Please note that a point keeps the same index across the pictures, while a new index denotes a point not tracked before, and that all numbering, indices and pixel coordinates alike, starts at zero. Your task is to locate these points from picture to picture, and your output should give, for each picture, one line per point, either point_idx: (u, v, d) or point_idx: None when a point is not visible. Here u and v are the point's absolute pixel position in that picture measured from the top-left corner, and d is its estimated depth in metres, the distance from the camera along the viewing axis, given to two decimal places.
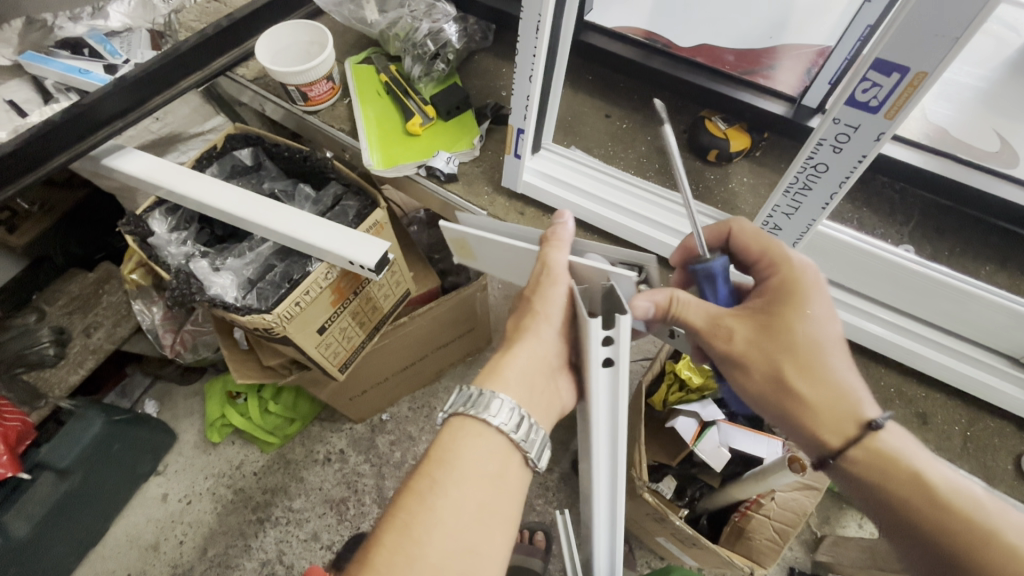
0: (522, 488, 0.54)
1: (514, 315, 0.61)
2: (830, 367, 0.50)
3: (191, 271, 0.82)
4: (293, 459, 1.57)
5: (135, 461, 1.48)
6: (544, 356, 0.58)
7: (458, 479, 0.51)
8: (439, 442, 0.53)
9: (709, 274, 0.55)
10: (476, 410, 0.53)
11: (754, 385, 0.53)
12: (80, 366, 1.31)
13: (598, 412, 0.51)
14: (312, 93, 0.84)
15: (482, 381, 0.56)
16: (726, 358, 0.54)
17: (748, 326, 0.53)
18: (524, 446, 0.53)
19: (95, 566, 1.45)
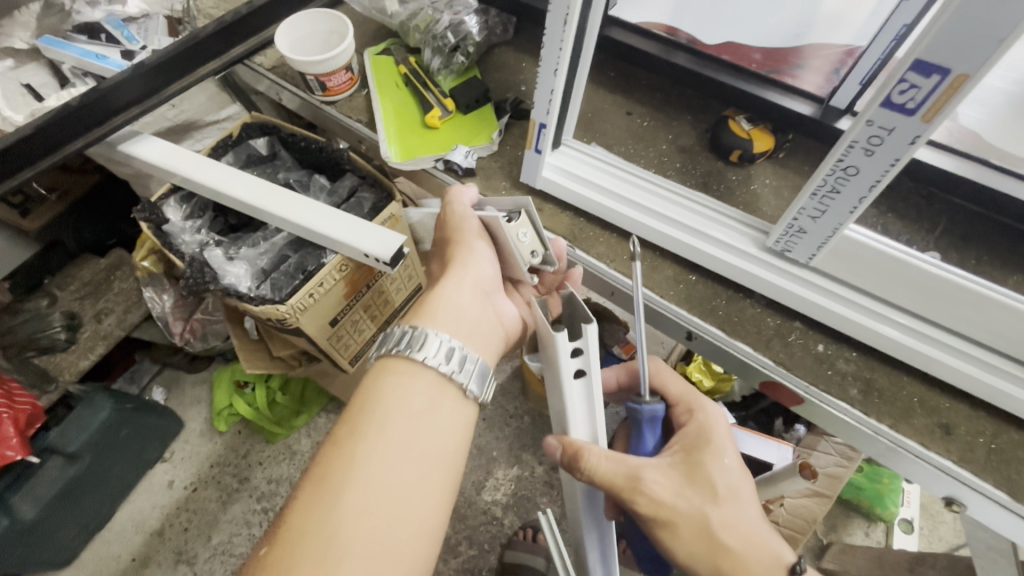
0: (457, 425, 0.53)
1: (438, 259, 0.66)
2: (749, 520, 0.58)
3: (205, 260, 0.82)
4: (298, 451, 1.57)
5: (142, 447, 1.49)
6: (476, 281, 0.61)
7: (383, 417, 0.50)
8: (363, 390, 0.53)
9: (646, 418, 0.65)
10: (403, 346, 0.54)
11: (682, 551, 0.57)
12: (90, 351, 1.32)
13: (575, 414, 0.62)
14: (331, 83, 0.83)
15: (409, 321, 0.57)
16: (652, 524, 0.58)
17: (671, 483, 0.59)
18: (456, 376, 0.54)
19: (101, 551, 1.46)
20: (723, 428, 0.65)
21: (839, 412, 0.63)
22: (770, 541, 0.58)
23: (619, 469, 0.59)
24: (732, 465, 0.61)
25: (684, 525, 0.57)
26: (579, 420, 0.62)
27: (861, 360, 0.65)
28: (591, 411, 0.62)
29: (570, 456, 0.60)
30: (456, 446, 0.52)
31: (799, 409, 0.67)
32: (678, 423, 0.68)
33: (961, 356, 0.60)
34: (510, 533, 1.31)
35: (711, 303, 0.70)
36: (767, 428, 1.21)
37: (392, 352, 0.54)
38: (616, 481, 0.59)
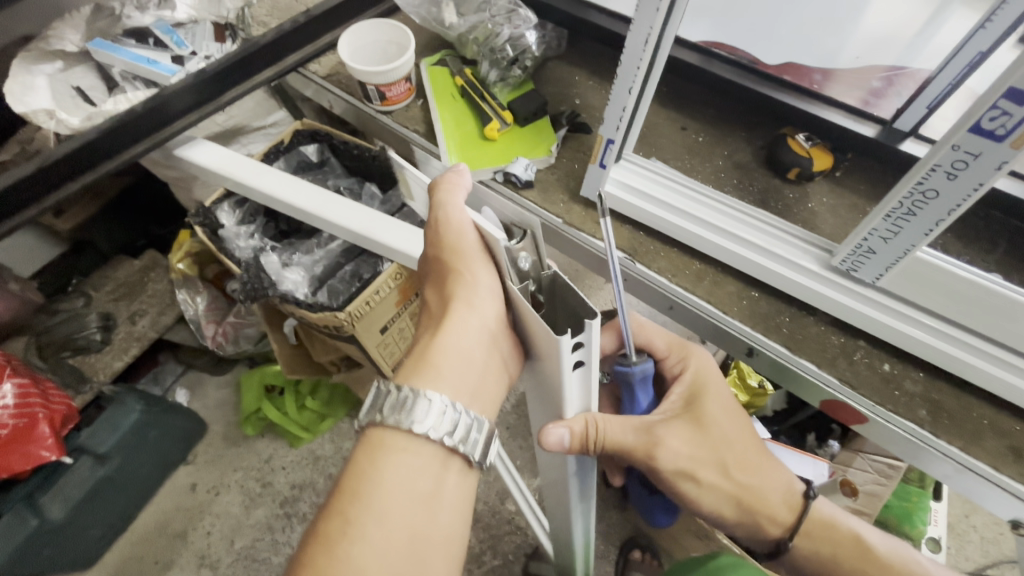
0: (458, 499, 0.49)
1: (435, 285, 0.56)
2: (756, 461, 0.65)
3: (262, 266, 0.83)
4: (322, 456, 1.55)
5: (168, 450, 1.48)
6: (483, 323, 0.53)
7: (380, 509, 0.46)
8: (355, 469, 0.48)
9: (637, 379, 0.61)
10: (396, 416, 0.48)
11: (706, 497, 0.64)
12: (125, 352, 1.32)
13: (572, 398, 0.53)
14: (390, 93, 0.84)
15: (406, 376, 0.50)
16: (675, 478, 0.63)
17: (687, 441, 0.63)
18: (461, 449, 0.49)
19: (124, 553, 1.45)
20: (715, 378, 0.68)
21: (903, 432, 0.63)
22: (772, 471, 0.66)
23: (637, 436, 0.62)
24: (727, 407, 0.66)
25: (699, 465, 0.63)
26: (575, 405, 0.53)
27: (927, 380, 0.65)
28: (585, 394, 0.54)
29: (584, 439, 0.58)
30: (457, 523, 0.49)
31: (860, 427, 0.68)
32: (669, 373, 0.70)
33: None
34: (536, 543, 1.30)
35: (773, 320, 0.70)
36: (800, 443, 1.21)
37: (381, 422, 0.48)
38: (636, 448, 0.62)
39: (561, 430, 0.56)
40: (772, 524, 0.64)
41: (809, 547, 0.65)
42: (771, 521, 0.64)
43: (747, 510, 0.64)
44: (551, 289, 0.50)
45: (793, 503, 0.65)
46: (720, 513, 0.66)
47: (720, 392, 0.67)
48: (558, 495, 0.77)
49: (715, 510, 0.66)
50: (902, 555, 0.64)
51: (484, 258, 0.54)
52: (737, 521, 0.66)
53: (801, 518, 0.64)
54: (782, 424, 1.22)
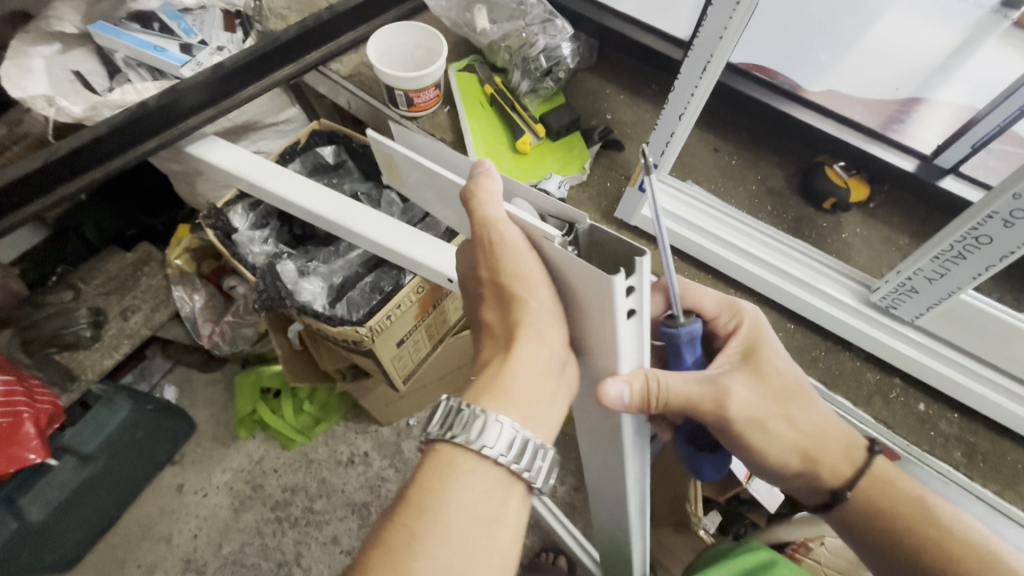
0: (518, 526, 0.47)
1: (494, 306, 0.51)
2: (815, 413, 0.54)
3: (278, 272, 0.80)
4: (315, 459, 1.49)
5: (154, 450, 1.42)
6: (552, 355, 0.49)
7: (444, 530, 0.44)
8: (420, 482, 0.46)
9: (686, 341, 0.51)
10: (462, 432, 0.46)
11: (767, 451, 0.53)
12: (115, 350, 1.28)
13: (627, 355, 0.47)
14: (419, 99, 0.81)
15: (476, 397, 0.47)
16: (735, 434, 0.52)
17: (748, 390, 0.52)
18: (526, 477, 0.47)
19: (106, 554, 1.39)
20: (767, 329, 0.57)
21: (938, 472, 0.64)
22: (844, 432, 0.54)
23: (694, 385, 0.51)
24: (789, 363, 0.56)
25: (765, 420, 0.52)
26: (629, 363, 0.47)
27: (963, 422, 0.65)
28: (639, 350, 0.47)
29: (643, 391, 0.49)
30: (514, 553, 0.47)
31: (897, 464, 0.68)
32: (715, 330, 0.59)
33: None
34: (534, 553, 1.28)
35: (810, 354, 0.70)
36: None
37: (449, 438, 0.46)
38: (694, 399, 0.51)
39: (621, 384, 0.48)
40: (837, 484, 0.52)
41: (869, 513, 0.51)
42: (836, 480, 0.52)
43: (812, 466, 0.53)
44: (593, 249, 0.44)
45: (858, 458, 0.53)
46: (790, 479, 0.55)
47: (778, 349, 0.57)
48: (610, 489, 0.72)
49: (785, 476, 0.55)
50: (973, 528, 0.50)
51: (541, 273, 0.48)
52: (795, 482, 0.55)
53: (864, 474, 0.52)
54: None
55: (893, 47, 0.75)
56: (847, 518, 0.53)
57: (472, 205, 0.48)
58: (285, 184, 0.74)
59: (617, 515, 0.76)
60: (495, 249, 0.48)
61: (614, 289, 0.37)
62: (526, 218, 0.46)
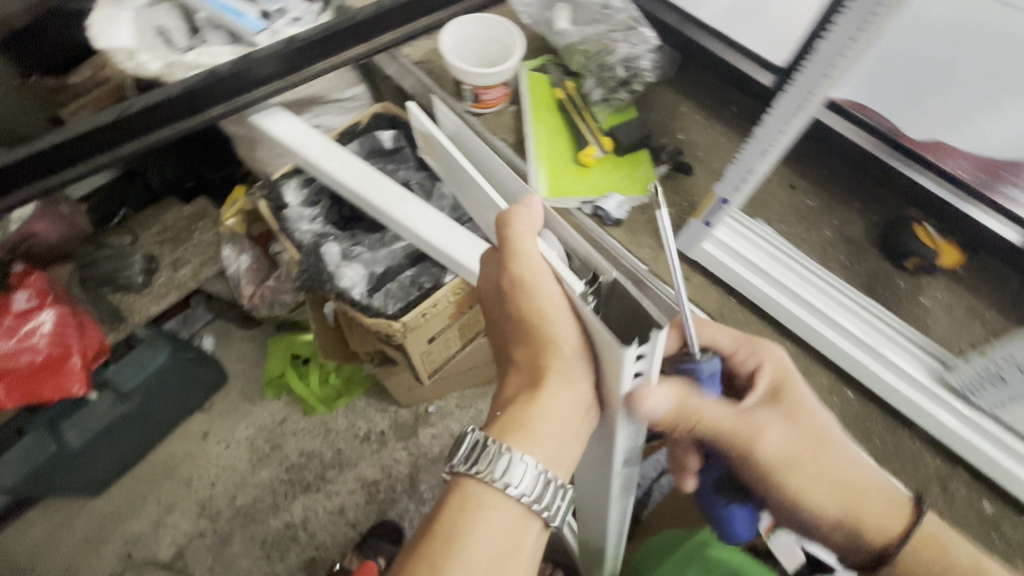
0: (534, 561, 0.48)
1: (518, 346, 0.52)
2: (843, 458, 0.51)
3: (323, 254, 0.82)
4: (334, 430, 1.51)
5: (185, 396, 1.47)
6: (577, 406, 0.47)
7: (465, 568, 0.44)
8: (445, 512, 0.46)
9: (705, 378, 0.48)
10: (487, 470, 0.45)
11: (800, 496, 0.50)
12: (163, 298, 1.31)
13: (628, 412, 0.49)
14: (485, 96, 0.85)
15: (502, 434, 0.46)
16: (767, 479, 0.50)
17: (786, 431, 0.50)
18: (546, 515, 0.46)
19: (130, 486, 1.46)
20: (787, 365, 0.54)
21: None
22: (889, 483, 0.51)
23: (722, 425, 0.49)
24: (821, 407, 0.52)
25: (800, 461, 0.49)
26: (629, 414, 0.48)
27: None
28: (643, 401, 0.48)
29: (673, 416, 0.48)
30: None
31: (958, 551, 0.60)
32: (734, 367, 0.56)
33: None
34: None
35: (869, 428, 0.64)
36: None
37: (473, 474, 0.45)
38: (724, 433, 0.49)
39: (663, 393, 0.45)
40: (882, 541, 0.49)
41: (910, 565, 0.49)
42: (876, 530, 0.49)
43: (849, 518, 0.50)
44: (611, 298, 0.48)
45: (901, 508, 0.50)
46: (830, 532, 0.51)
47: (810, 394, 0.53)
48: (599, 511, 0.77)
49: (824, 526, 0.51)
50: None
51: (568, 310, 0.49)
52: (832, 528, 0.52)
53: (911, 531, 0.48)
54: None
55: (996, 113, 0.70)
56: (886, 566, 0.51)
57: (506, 231, 0.53)
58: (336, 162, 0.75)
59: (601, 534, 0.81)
60: (520, 290, 0.50)
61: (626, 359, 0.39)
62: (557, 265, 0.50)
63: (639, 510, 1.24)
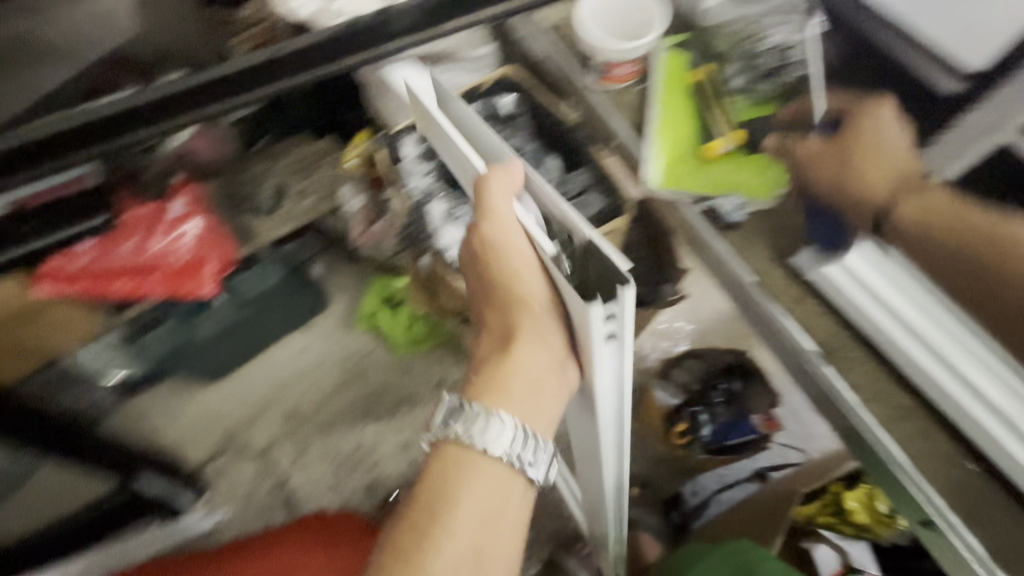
0: (515, 505, 0.61)
1: (505, 310, 0.65)
2: (890, 141, 0.65)
3: (429, 213, 0.89)
4: (412, 371, 1.62)
5: (292, 313, 1.63)
6: (550, 354, 0.62)
7: (450, 523, 0.57)
8: (428, 476, 0.60)
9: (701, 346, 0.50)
10: (463, 434, 0.59)
11: (861, 147, 0.67)
12: (286, 223, 1.43)
13: (602, 367, 0.59)
14: (615, 71, 0.87)
15: (477, 396, 0.61)
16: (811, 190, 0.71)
17: (813, 147, 0.72)
18: (520, 466, 0.60)
19: (235, 382, 1.66)
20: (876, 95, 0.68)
21: None
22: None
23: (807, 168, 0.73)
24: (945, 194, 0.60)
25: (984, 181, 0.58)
26: (605, 367, 0.59)
27: None
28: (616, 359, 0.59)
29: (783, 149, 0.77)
30: (520, 528, 0.61)
31: None
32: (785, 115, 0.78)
33: None
34: (573, 536, 1.33)
35: (976, 502, 0.59)
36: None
37: (452, 440, 0.60)
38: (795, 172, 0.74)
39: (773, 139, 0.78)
40: None
41: (919, 217, 0.61)
42: (914, 206, 0.62)
43: None
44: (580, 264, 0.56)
45: (934, 211, 0.60)
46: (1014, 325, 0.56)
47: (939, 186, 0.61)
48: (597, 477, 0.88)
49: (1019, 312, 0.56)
50: None
51: (539, 272, 0.61)
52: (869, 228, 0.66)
53: None
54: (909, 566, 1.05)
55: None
56: (904, 225, 0.62)
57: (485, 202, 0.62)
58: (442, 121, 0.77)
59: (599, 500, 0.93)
60: (495, 256, 0.63)
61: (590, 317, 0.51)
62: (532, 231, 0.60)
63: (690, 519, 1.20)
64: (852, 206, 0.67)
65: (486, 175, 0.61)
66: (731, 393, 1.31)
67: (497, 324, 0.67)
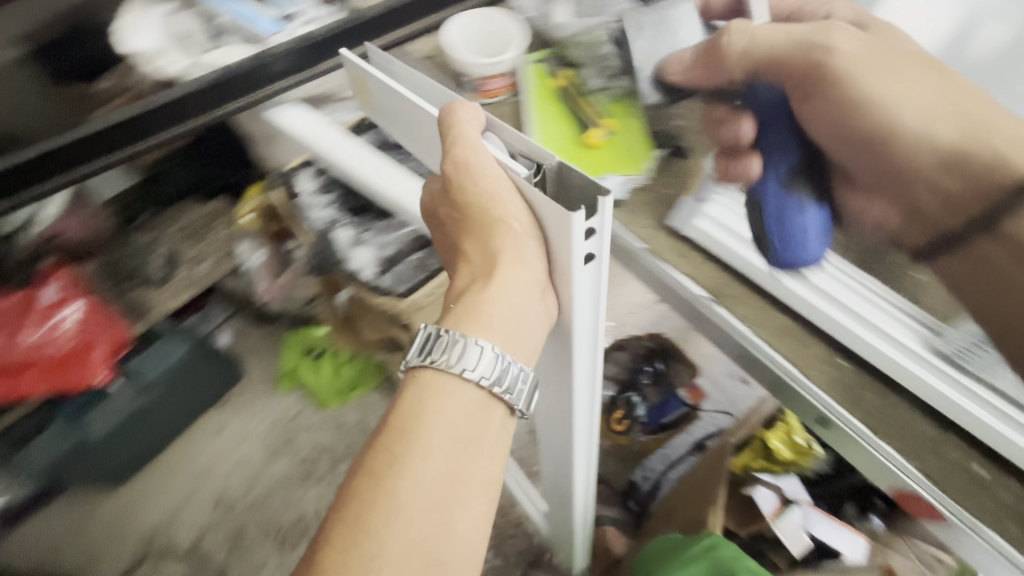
0: (498, 439, 0.57)
1: (472, 239, 0.60)
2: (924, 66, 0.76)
3: (332, 240, 0.86)
4: (346, 424, 1.55)
5: (203, 389, 1.52)
6: (532, 285, 0.56)
7: (424, 449, 0.53)
8: (403, 411, 0.55)
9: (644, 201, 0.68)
10: (443, 359, 0.55)
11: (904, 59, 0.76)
12: (180, 293, 1.35)
13: (577, 298, 0.58)
14: (489, 85, 0.91)
15: (457, 322, 0.56)
16: (829, 72, 0.74)
17: (852, 45, 0.76)
18: (506, 397, 0.56)
19: (147, 480, 1.49)
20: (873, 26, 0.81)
21: (990, 544, 0.58)
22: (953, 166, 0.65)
23: (789, 75, 0.76)
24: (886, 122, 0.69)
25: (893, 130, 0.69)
26: (579, 297, 0.58)
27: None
28: (592, 290, 0.59)
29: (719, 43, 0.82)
30: (500, 462, 0.57)
31: (935, 526, 0.62)
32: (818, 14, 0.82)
33: None
34: (540, 551, 1.32)
35: (866, 398, 0.65)
36: (838, 513, 1.15)
37: (431, 364, 0.55)
38: (756, 56, 0.79)
39: (684, 51, 0.86)
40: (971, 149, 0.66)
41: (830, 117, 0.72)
42: (927, 109, 0.70)
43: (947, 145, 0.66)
44: (562, 189, 0.54)
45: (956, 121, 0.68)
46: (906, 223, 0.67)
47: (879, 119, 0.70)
48: (561, 459, 0.89)
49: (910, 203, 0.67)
50: None
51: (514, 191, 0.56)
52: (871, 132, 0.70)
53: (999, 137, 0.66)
54: (826, 489, 1.17)
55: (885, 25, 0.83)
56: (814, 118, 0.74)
57: (456, 135, 0.58)
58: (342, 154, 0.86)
59: (565, 486, 0.95)
60: (467, 178, 0.57)
61: (572, 225, 0.49)
62: (502, 157, 0.57)
63: (672, 512, 1.23)
64: (879, 98, 0.71)
65: (451, 105, 0.61)
66: (656, 372, 1.43)
67: (477, 252, 0.60)
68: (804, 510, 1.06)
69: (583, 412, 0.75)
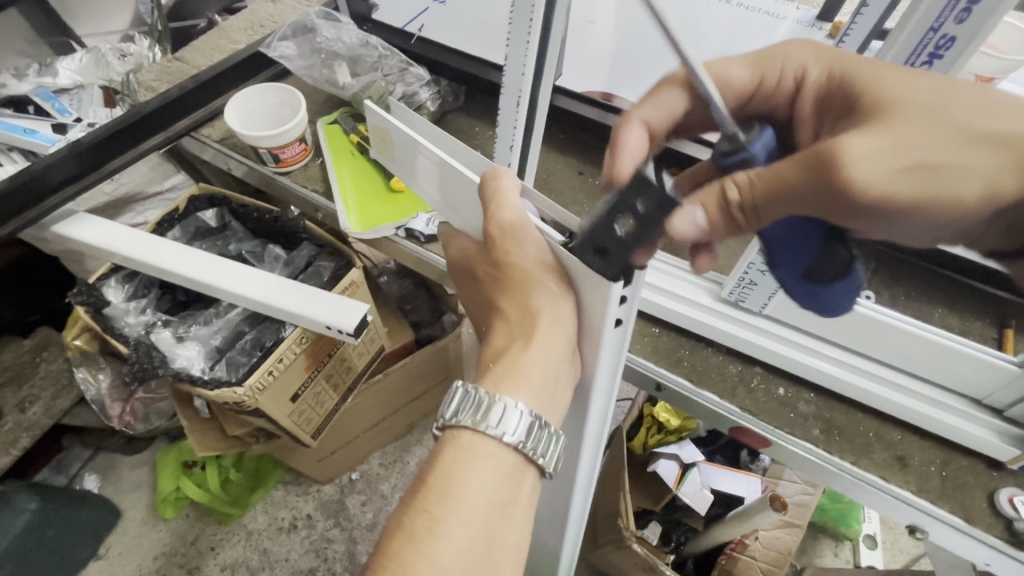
0: (530, 504, 0.52)
1: (497, 292, 0.57)
2: (900, 77, 0.45)
3: (153, 343, 0.78)
4: (255, 530, 1.42)
5: (72, 546, 1.31)
6: (564, 350, 0.53)
7: (461, 513, 0.47)
8: (440, 469, 0.49)
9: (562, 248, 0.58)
10: (479, 418, 0.49)
11: (906, 106, 0.43)
12: (13, 446, 1.19)
13: (603, 359, 0.57)
14: (285, 155, 0.84)
15: (499, 386, 0.51)
16: (883, 212, 0.39)
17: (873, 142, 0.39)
18: (541, 462, 0.51)
19: None
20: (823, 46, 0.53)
21: (835, 467, 0.64)
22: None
23: (834, 207, 0.39)
24: (940, 213, 0.40)
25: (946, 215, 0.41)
26: (603, 359, 0.57)
27: (819, 401, 0.69)
28: (616, 352, 0.57)
29: (722, 213, 0.43)
30: (528, 525, 0.52)
31: (768, 451, 0.70)
32: (780, 95, 0.54)
33: (893, 388, 0.65)
34: None
35: (686, 360, 0.72)
36: (735, 461, 1.25)
37: (467, 426, 0.50)
38: (804, 205, 0.39)
39: (692, 208, 0.43)
40: None
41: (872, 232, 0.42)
42: (998, 171, 0.40)
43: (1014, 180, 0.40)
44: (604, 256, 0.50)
45: None
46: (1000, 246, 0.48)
47: (926, 212, 0.40)
48: None
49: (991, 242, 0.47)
50: None
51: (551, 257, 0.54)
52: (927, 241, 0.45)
53: None
54: (716, 443, 1.27)
55: (578, 64, 0.97)
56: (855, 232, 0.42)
57: (493, 194, 0.54)
58: (173, 258, 0.80)
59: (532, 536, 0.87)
60: (511, 242, 0.53)
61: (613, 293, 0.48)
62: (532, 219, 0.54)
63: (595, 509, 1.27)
64: (926, 212, 0.40)
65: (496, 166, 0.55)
66: None
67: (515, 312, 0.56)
68: (700, 469, 1.14)
69: (581, 474, 0.71)
